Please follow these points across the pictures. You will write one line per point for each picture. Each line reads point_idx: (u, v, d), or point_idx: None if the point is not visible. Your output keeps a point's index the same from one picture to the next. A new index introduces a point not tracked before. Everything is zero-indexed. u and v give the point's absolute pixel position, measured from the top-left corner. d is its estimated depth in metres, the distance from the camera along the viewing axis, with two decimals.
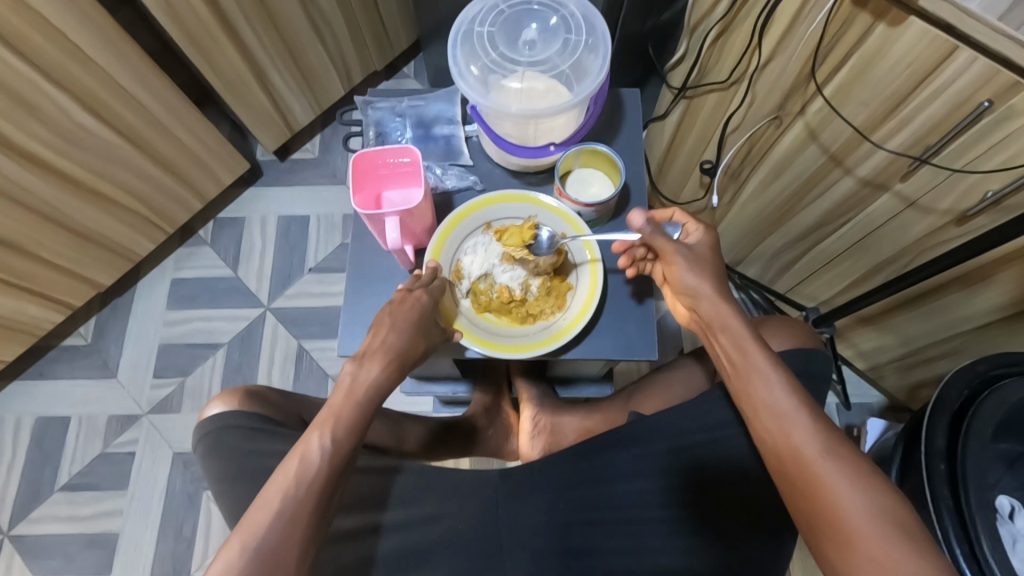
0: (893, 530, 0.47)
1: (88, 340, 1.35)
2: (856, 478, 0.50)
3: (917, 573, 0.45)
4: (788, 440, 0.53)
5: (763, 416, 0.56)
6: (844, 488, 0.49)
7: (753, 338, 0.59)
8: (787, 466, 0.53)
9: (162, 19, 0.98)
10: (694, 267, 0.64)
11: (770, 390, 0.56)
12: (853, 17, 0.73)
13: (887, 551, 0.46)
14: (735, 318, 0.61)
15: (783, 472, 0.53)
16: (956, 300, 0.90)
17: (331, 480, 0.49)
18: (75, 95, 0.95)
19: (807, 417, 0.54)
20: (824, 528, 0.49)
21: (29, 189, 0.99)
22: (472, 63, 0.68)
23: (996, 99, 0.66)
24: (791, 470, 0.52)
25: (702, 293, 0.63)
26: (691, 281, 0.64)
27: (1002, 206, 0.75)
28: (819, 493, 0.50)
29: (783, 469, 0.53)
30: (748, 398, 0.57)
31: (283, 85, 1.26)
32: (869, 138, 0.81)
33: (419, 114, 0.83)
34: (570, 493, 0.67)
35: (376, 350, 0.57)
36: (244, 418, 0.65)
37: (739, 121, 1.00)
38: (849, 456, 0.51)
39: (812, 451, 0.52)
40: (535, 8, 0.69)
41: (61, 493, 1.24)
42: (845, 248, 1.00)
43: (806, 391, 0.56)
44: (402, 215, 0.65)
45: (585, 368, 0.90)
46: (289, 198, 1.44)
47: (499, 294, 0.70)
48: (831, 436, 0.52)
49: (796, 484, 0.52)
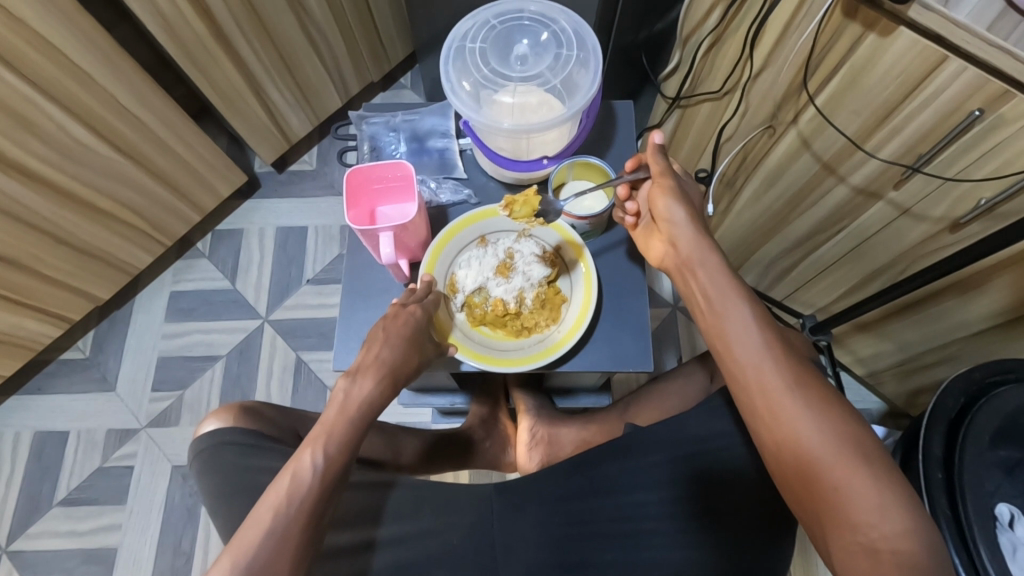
0: (860, 460, 0.46)
1: (87, 354, 1.35)
2: (825, 413, 0.48)
3: (880, 499, 0.45)
4: (756, 374, 0.51)
5: (732, 349, 0.53)
6: (813, 424, 0.48)
7: (726, 272, 0.57)
8: (754, 402, 0.51)
9: (158, 35, 0.99)
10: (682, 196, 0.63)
11: (739, 322, 0.53)
12: (842, 27, 0.73)
13: (856, 483, 0.45)
14: (712, 252, 0.59)
15: (751, 406, 0.51)
16: (951, 307, 0.90)
17: (322, 498, 0.49)
18: (72, 112, 0.95)
19: (775, 350, 0.52)
20: (791, 461, 0.48)
21: (27, 204, 0.99)
22: (464, 79, 0.68)
23: (986, 108, 0.67)
24: (758, 404, 0.51)
25: (683, 224, 0.61)
26: (678, 209, 0.62)
27: (995, 213, 0.75)
28: (785, 424, 0.49)
29: (750, 404, 0.51)
30: (716, 331, 0.55)
31: (280, 98, 1.27)
32: (862, 147, 0.82)
33: (413, 128, 0.84)
34: (564, 506, 0.67)
35: (369, 365, 0.57)
36: (239, 435, 0.66)
37: (734, 129, 1.00)
38: (817, 389, 0.50)
39: (779, 386, 0.50)
40: (527, 24, 0.70)
41: (60, 508, 1.24)
42: (841, 255, 1.00)
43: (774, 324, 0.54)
44: (396, 230, 0.65)
45: (582, 379, 0.90)
46: (286, 210, 1.44)
47: (494, 307, 0.70)
48: (799, 370, 0.50)
49: (763, 419, 0.50)
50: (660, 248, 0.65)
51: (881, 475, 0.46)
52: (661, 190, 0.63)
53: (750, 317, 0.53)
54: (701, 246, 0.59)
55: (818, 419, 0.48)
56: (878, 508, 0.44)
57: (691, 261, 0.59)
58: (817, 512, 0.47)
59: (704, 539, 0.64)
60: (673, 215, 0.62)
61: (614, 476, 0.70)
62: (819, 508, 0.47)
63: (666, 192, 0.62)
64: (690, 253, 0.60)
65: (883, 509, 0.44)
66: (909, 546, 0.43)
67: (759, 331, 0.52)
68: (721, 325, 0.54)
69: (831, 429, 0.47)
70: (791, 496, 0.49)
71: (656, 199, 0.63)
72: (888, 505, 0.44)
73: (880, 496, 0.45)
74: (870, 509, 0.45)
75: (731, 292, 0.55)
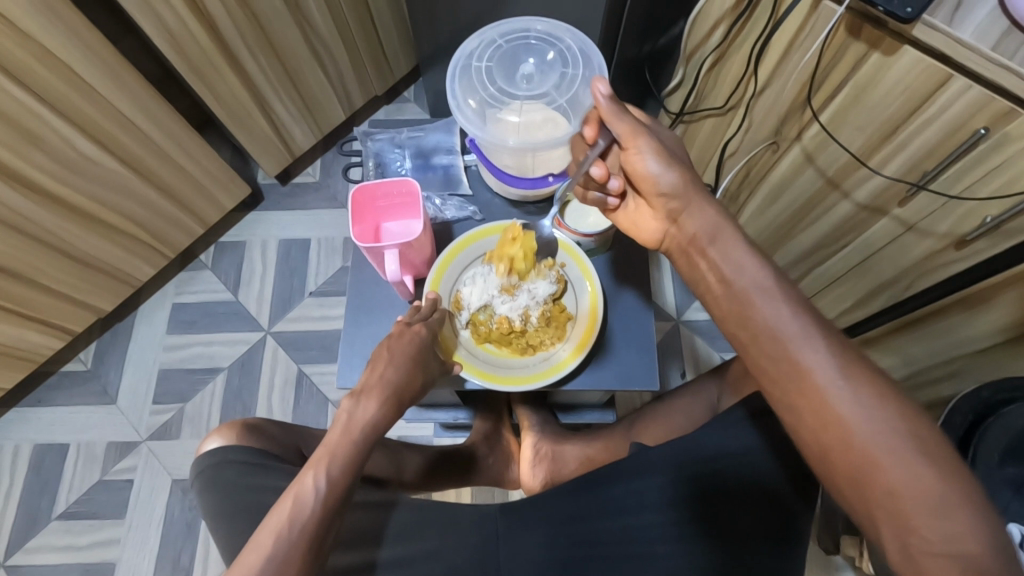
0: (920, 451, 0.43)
1: (88, 366, 1.34)
2: (878, 406, 0.45)
3: (940, 501, 0.42)
4: (792, 365, 0.47)
5: (764, 339, 0.48)
6: (865, 419, 0.44)
7: (747, 245, 0.52)
8: (790, 394, 0.47)
9: (165, 49, 1.00)
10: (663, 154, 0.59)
11: (773, 308, 0.48)
12: (847, 45, 0.73)
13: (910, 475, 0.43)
14: (722, 224, 0.54)
15: (789, 400, 0.48)
16: (959, 321, 0.88)
17: (323, 522, 0.48)
18: (77, 125, 0.96)
19: (815, 337, 0.47)
20: (836, 459, 0.45)
21: (31, 217, 1.00)
22: (470, 97, 0.69)
23: (991, 127, 0.67)
24: (796, 399, 0.47)
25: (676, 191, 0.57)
26: (655, 166, 0.58)
27: (1002, 231, 0.74)
28: (829, 420, 0.45)
29: (786, 398, 0.48)
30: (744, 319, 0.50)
31: (284, 111, 1.27)
32: (866, 164, 0.82)
33: (418, 144, 0.85)
34: (568, 528, 0.67)
35: (373, 386, 0.56)
36: (243, 453, 0.66)
37: (738, 145, 1.01)
38: (866, 377, 0.45)
39: (820, 377, 0.46)
40: (533, 43, 0.70)
41: (59, 522, 1.23)
42: (846, 270, 1.00)
43: (812, 306, 0.49)
44: (402, 247, 0.65)
45: (586, 395, 0.90)
46: (289, 222, 1.44)
47: (499, 325, 0.69)
48: (845, 358, 0.46)
49: (802, 414, 0.47)
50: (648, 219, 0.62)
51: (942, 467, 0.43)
52: (639, 155, 0.59)
53: (788, 308, 0.48)
54: (710, 217, 0.55)
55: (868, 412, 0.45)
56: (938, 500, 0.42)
57: (699, 238, 0.55)
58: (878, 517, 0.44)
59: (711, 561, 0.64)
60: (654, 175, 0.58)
61: (620, 496, 0.69)
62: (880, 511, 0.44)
63: (646, 156, 0.58)
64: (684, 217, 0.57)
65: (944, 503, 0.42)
66: (972, 548, 0.40)
67: (794, 317, 0.48)
68: (748, 312, 0.49)
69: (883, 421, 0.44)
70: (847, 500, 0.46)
71: (634, 163, 0.59)
72: (948, 505, 0.41)
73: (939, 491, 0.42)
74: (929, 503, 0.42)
75: (758, 273, 0.50)
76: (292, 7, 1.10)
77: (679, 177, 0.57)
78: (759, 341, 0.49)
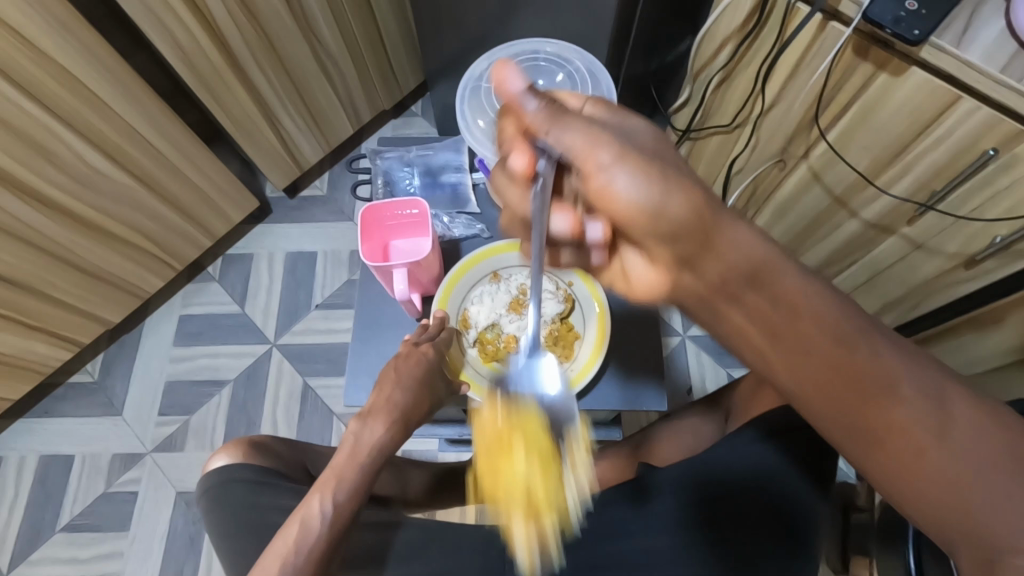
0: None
1: (95, 378, 1.35)
2: (983, 436, 0.35)
3: None
4: (871, 391, 0.36)
5: (836, 365, 0.36)
6: (963, 457, 0.35)
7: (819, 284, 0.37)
8: (860, 418, 0.36)
9: (176, 65, 1.01)
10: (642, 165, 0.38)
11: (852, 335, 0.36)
12: (853, 66, 0.73)
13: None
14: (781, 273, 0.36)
15: (859, 427, 0.37)
16: (969, 342, 0.89)
17: (329, 547, 0.48)
18: (89, 140, 0.97)
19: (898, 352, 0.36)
20: (919, 482, 0.36)
21: (42, 230, 1.01)
22: (479, 117, 0.70)
23: (1000, 148, 0.67)
24: (871, 424, 0.36)
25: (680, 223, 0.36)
26: (625, 187, 0.38)
27: (1011, 251, 0.75)
28: (912, 441, 0.35)
29: (855, 422, 0.36)
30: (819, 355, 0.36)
31: (293, 126, 1.29)
32: (874, 183, 0.82)
33: (426, 163, 0.85)
34: (576, 549, 0.66)
35: (380, 408, 0.57)
36: (249, 470, 0.66)
37: (744, 162, 0.99)
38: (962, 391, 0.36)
39: (902, 398, 0.35)
40: (542, 64, 0.71)
41: (62, 534, 1.23)
42: (853, 287, 1.00)
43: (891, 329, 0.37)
44: (410, 266, 0.65)
45: (593, 413, 0.90)
46: (297, 235, 1.45)
47: (507, 344, 0.70)
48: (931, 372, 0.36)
49: (874, 439, 0.36)
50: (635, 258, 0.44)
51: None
52: (607, 182, 0.38)
53: (864, 326, 0.36)
54: (750, 259, 0.36)
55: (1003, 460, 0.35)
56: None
57: (732, 281, 0.36)
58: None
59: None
60: (635, 208, 0.38)
61: (628, 519, 0.68)
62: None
63: (617, 181, 0.38)
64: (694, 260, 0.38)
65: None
66: None
67: (877, 335, 0.36)
68: (818, 354, 0.36)
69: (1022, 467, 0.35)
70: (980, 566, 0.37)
71: (601, 193, 0.38)
72: None
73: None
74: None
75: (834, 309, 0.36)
76: (302, 23, 1.11)
77: (679, 181, 0.37)
78: (847, 389, 0.36)
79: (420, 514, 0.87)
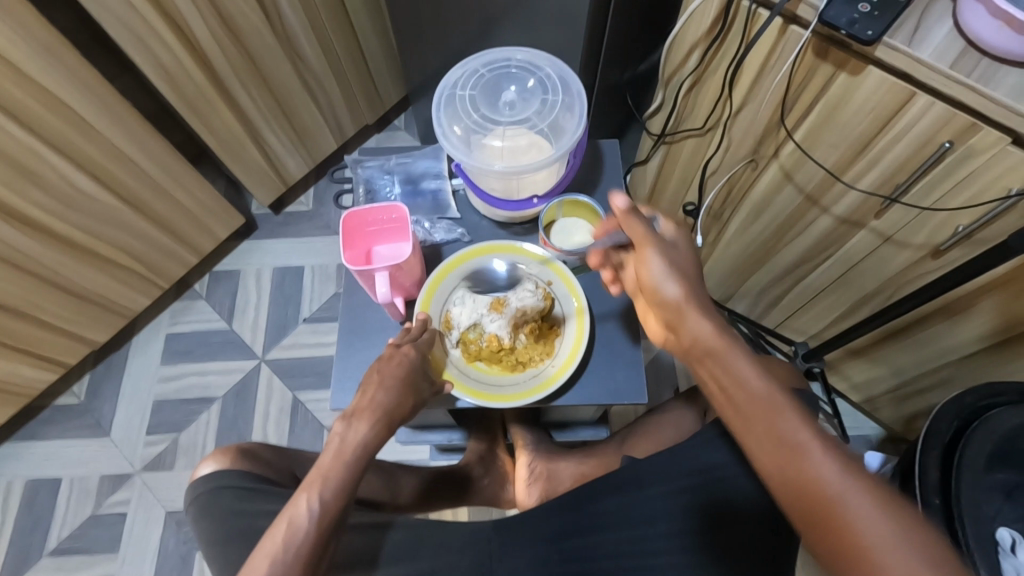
0: (788, 400, 0.48)
1: (82, 399, 1.34)
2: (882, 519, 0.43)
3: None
4: (799, 451, 0.46)
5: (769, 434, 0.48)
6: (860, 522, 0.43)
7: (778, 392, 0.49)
8: (802, 481, 0.45)
9: (161, 86, 1.03)
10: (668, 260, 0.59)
11: (803, 441, 0.47)
12: (815, 68, 0.75)
13: (781, 419, 0.48)
14: (736, 348, 0.53)
15: (794, 484, 0.46)
16: (941, 331, 0.93)
17: (318, 542, 0.51)
18: (74, 161, 0.98)
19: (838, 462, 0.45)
20: (820, 523, 0.44)
21: (27, 252, 1.01)
22: (455, 124, 0.72)
23: (956, 140, 0.70)
24: (812, 493, 0.45)
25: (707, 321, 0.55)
26: (671, 271, 0.58)
27: (973, 238, 0.79)
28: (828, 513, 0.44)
29: (800, 482, 0.45)
30: (754, 433, 0.49)
31: (277, 143, 1.30)
32: (841, 179, 0.85)
33: (407, 171, 0.87)
34: (559, 545, 0.68)
35: (364, 408, 0.58)
36: (237, 477, 0.66)
37: (718, 164, 1.00)
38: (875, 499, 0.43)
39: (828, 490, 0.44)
40: (514, 72, 0.74)
41: (50, 559, 1.21)
42: (829, 283, 1.03)
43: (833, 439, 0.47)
44: (391, 269, 0.67)
45: (579, 413, 0.92)
46: (284, 250, 1.46)
47: (489, 343, 0.72)
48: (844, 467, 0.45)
49: (799, 491, 0.45)
50: (662, 264, 0.59)
51: (805, 411, 0.48)
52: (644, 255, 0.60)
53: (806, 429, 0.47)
54: (748, 387, 0.50)
55: (749, 371, 0.51)
56: (836, 448, 0.46)
57: (698, 349, 0.54)
58: (824, 518, 0.44)
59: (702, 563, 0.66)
60: (664, 274, 0.58)
61: (608, 510, 0.71)
62: (814, 502, 0.45)
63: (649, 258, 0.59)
64: (691, 305, 0.56)
65: (836, 449, 0.46)
66: None
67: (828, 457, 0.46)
68: (771, 437, 0.47)
69: (762, 381, 0.50)
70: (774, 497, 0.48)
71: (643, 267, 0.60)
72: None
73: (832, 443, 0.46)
74: (825, 450, 0.46)
75: (756, 382, 0.50)
76: (284, 42, 1.14)
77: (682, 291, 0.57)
78: (787, 461, 0.46)
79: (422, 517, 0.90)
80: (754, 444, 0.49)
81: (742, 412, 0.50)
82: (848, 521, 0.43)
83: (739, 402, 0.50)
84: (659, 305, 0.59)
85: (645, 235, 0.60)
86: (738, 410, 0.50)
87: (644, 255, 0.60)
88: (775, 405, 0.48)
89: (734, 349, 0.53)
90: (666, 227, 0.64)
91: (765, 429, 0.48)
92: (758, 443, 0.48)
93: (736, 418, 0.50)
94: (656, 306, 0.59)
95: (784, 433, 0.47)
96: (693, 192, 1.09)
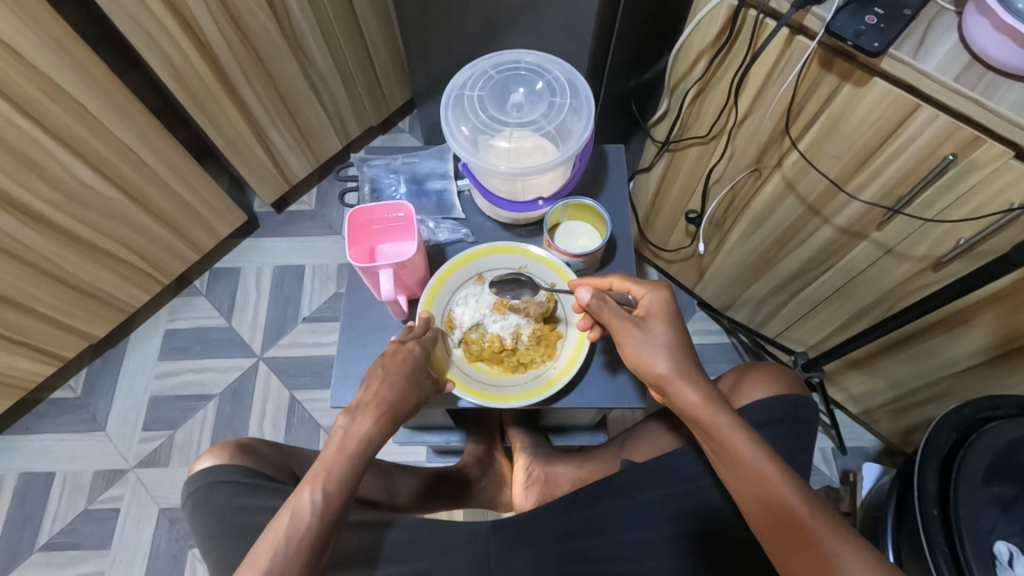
0: (772, 464, 0.59)
1: (78, 394, 1.33)
2: (852, 548, 0.54)
3: None
4: (784, 500, 0.57)
5: (758, 487, 0.59)
6: (836, 556, 0.54)
7: (766, 452, 0.60)
8: (790, 528, 0.56)
9: (167, 81, 1.03)
10: (647, 345, 0.65)
11: (789, 493, 0.58)
12: (820, 78, 0.76)
13: (770, 482, 0.58)
14: (725, 413, 0.62)
15: (782, 530, 0.57)
16: (940, 344, 0.93)
17: (320, 535, 0.52)
18: (79, 154, 0.98)
19: (814, 507, 0.57)
20: (806, 559, 0.55)
21: (28, 243, 1.01)
22: (463, 124, 0.72)
23: (959, 153, 0.70)
24: (797, 536, 0.56)
25: (690, 390, 0.63)
26: (655, 352, 0.64)
27: (975, 251, 0.79)
28: (815, 550, 0.55)
29: (788, 528, 0.56)
30: (749, 487, 0.59)
31: (282, 141, 1.30)
32: (844, 190, 0.85)
33: (412, 170, 0.88)
34: (560, 546, 0.69)
35: (368, 402, 0.57)
36: (234, 473, 0.67)
37: (720, 173, 1.00)
38: (844, 533, 0.55)
39: (810, 530, 0.56)
40: (523, 73, 0.75)
41: (39, 554, 1.20)
42: (828, 293, 1.04)
43: (801, 480, 0.59)
44: (396, 267, 0.67)
45: (576, 417, 0.92)
46: (285, 249, 1.46)
47: (490, 343, 0.72)
48: (818, 510, 0.57)
49: (790, 536, 0.56)
50: (643, 347, 0.65)
51: (787, 472, 0.59)
52: (626, 343, 0.65)
53: (789, 481, 0.58)
54: (740, 452, 0.60)
55: (741, 441, 0.61)
56: (814, 504, 0.57)
57: (690, 416, 0.64)
58: (801, 565, 0.55)
59: (694, 568, 0.67)
60: (647, 362, 0.64)
61: (608, 513, 0.71)
62: (794, 552, 0.56)
63: (633, 346, 0.65)
64: (679, 377, 0.64)
65: (813, 506, 0.57)
66: None
67: (805, 502, 0.57)
68: (764, 488, 0.58)
69: (752, 450, 0.60)
70: (762, 541, 0.59)
71: (627, 354, 0.65)
72: None
73: (810, 500, 0.57)
74: (801, 503, 0.57)
75: (750, 448, 0.60)
76: (291, 42, 1.14)
77: (677, 364, 0.64)
78: (774, 512, 0.58)
79: (428, 516, 0.91)
80: (747, 500, 0.60)
81: (735, 474, 0.60)
82: (820, 561, 0.54)
83: (734, 469, 0.60)
84: (649, 382, 0.66)
85: (620, 319, 0.65)
86: (734, 472, 0.61)
87: (623, 339, 0.65)
88: (764, 473, 0.59)
89: (722, 417, 0.62)
90: (645, 296, 0.67)
91: (755, 492, 0.59)
92: (750, 503, 0.59)
93: (730, 476, 0.61)
94: (645, 377, 0.66)
95: (769, 495, 0.58)
96: (695, 200, 1.10)
